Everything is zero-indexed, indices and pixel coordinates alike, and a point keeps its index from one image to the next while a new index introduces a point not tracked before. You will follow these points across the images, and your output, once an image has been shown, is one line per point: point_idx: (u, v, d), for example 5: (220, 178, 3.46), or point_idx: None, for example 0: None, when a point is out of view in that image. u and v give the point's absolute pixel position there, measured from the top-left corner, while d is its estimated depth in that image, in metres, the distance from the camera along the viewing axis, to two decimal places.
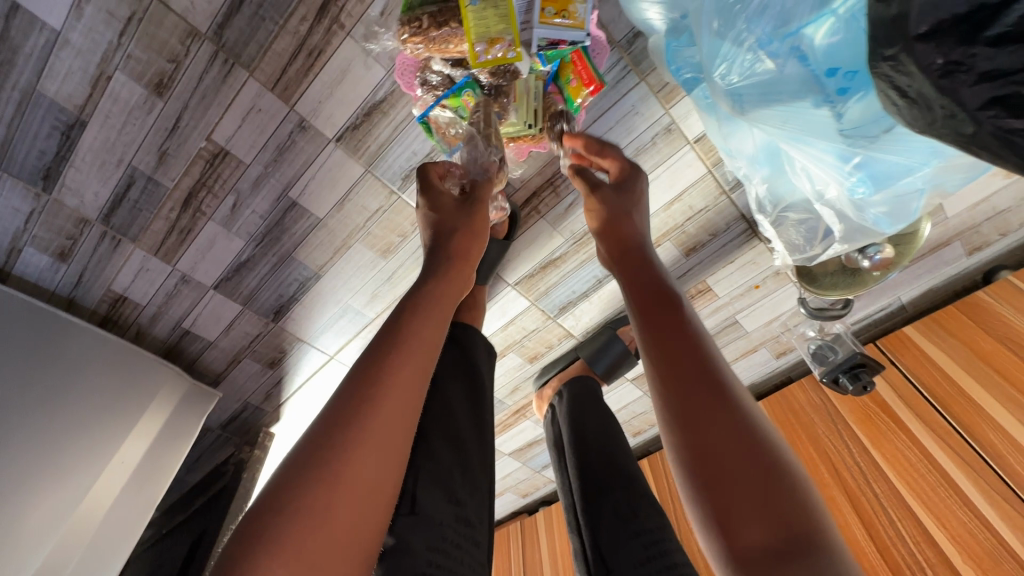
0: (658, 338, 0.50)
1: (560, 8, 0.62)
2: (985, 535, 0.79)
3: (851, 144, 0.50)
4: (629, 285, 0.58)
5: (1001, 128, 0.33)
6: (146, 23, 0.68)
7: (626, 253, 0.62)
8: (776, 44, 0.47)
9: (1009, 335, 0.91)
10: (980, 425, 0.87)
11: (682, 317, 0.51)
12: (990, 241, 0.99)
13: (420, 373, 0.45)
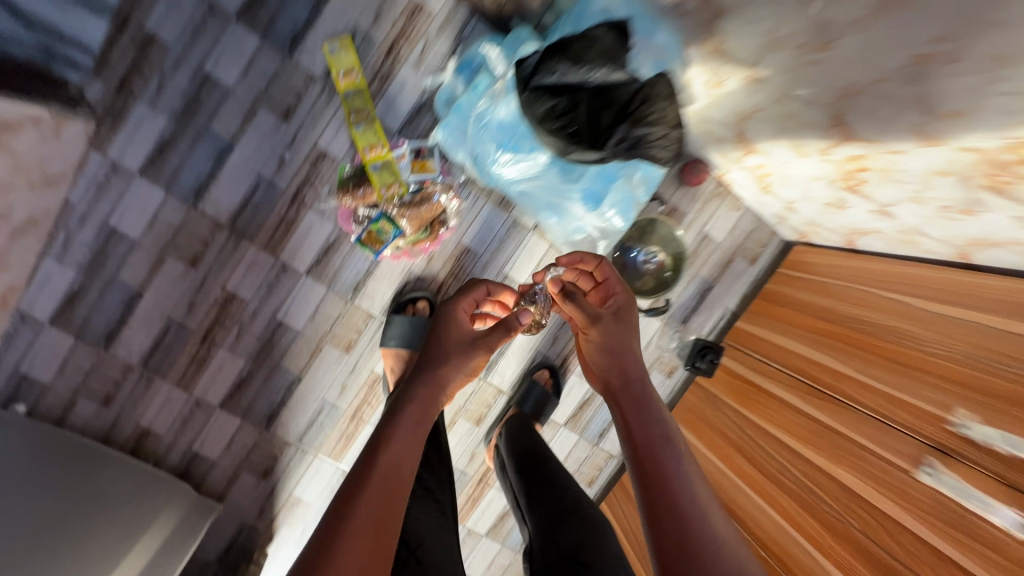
0: (659, 462, 0.81)
1: (422, 165, 1.16)
2: (811, 423, 1.06)
3: (568, 183, 1.02)
4: (630, 420, 0.89)
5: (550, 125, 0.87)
6: (190, 225, 1.17)
7: (639, 400, 0.91)
8: (507, 149, 1.00)
9: (791, 302, 1.30)
10: (788, 356, 1.20)
11: (678, 467, 0.81)
12: (760, 252, 1.45)
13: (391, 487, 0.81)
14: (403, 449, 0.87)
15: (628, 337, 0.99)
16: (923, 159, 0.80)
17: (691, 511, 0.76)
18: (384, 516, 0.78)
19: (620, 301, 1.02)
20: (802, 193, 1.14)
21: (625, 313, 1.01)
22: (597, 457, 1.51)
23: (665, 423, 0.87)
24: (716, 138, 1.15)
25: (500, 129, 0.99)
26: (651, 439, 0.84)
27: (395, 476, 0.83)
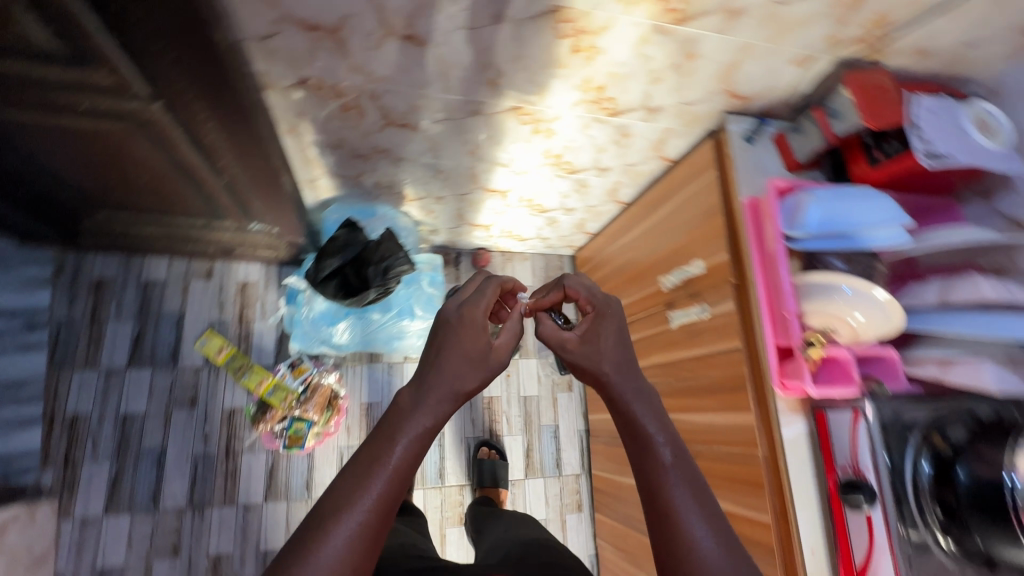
0: (649, 460, 0.64)
1: (299, 371, 1.56)
2: (666, 335, 1.30)
3: (385, 318, 1.48)
4: (626, 427, 0.68)
5: (340, 294, 1.37)
6: (159, 524, 1.44)
7: (625, 416, 0.68)
8: (335, 324, 1.46)
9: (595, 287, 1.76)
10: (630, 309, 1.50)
11: (672, 502, 0.61)
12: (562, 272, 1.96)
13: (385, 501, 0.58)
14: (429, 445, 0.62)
15: (615, 342, 0.74)
16: (537, 178, 1.36)
17: (676, 499, 0.61)
18: (370, 553, 0.55)
19: (596, 317, 0.77)
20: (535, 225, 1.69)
21: (607, 313, 0.77)
22: (569, 482, 1.78)
23: (655, 417, 0.67)
24: (468, 230, 1.72)
25: (322, 317, 1.46)
26: (635, 429, 0.66)
27: (392, 507, 0.58)
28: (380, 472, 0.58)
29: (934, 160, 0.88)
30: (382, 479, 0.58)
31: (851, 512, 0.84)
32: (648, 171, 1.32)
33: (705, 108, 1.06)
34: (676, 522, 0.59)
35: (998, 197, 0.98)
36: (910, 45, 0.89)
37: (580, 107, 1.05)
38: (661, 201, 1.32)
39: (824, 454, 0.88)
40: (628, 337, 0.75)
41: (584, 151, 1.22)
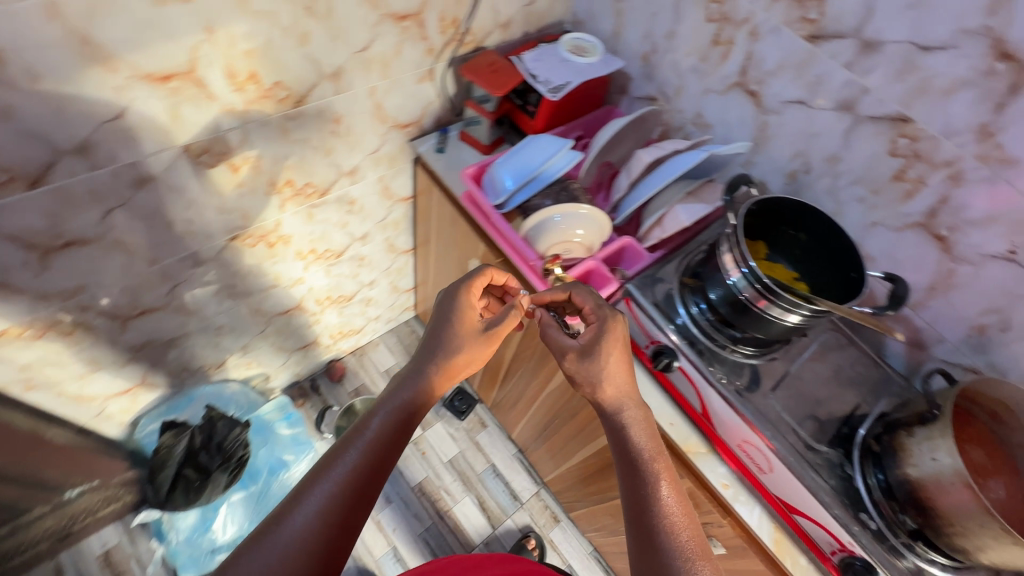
0: (643, 479, 0.73)
1: None
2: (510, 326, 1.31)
3: (260, 484, 1.39)
4: (623, 451, 0.77)
5: (190, 501, 1.32)
6: None
7: (634, 464, 0.75)
8: (210, 523, 1.34)
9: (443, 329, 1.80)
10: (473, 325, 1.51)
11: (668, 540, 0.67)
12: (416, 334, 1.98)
13: (369, 477, 0.69)
14: (398, 426, 0.74)
15: (616, 366, 0.82)
16: (317, 276, 1.41)
17: (655, 517, 0.69)
18: (336, 520, 0.65)
19: (595, 334, 0.83)
20: (357, 312, 1.72)
21: (606, 341, 0.82)
22: (534, 504, 1.77)
23: (644, 442, 0.77)
24: (302, 356, 1.70)
25: (194, 529, 1.33)
26: (632, 455, 0.76)
27: (353, 490, 0.67)
28: (353, 447, 0.71)
29: (558, 90, 1.07)
30: (355, 449, 0.70)
31: (672, 374, 0.94)
32: (402, 215, 1.42)
33: (392, 147, 1.19)
34: (661, 544, 0.67)
35: (629, 88, 1.20)
36: (489, 25, 1.09)
37: (289, 206, 1.12)
38: (427, 231, 1.43)
39: (633, 343, 0.98)
40: (622, 377, 0.81)
41: (332, 233, 1.29)
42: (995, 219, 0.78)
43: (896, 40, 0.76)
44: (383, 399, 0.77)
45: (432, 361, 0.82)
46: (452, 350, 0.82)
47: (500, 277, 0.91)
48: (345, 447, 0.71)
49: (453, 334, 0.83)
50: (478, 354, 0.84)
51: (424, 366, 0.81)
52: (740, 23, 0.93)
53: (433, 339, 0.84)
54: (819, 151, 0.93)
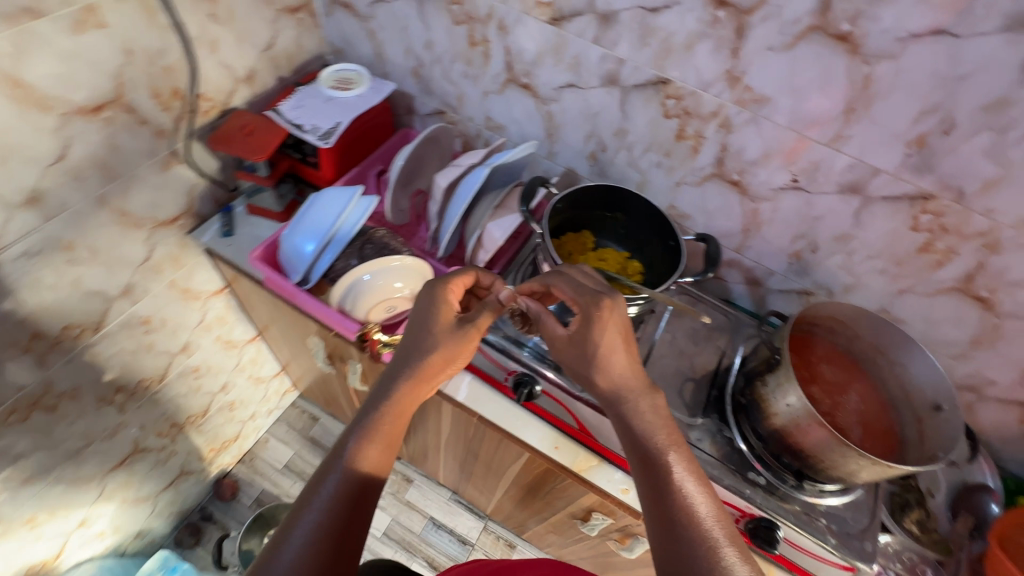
0: (654, 462, 0.61)
1: None
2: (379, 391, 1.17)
3: None
4: (636, 435, 0.64)
5: None
6: None
7: (642, 447, 0.63)
8: None
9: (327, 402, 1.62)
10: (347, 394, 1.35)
11: (690, 518, 0.56)
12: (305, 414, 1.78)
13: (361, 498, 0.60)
14: (381, 441, 0.64)
15: (615, 354, 0.68)
16: (144, 410, 1.19)
17: (675, 510, 0.57)
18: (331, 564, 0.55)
19: (585, 322, 0.70)
20: (224, 422, 1.51)
21: (599, 325, 0.68)
22: (486, 540, 1.68)
23: (655, 429, 0.64)
24: (173, 493, 1.45)
25: None
26: (639, 436, 0.64)
27: (347, 518, 0.58)
28: (331, 476, 0.60)
29: (327, 135, 0.96)
30: (331, 482, 0.60)
31: (540, 398, 0.88)
32: (224, 307, 1.24)
33: (169, 246, 1.01)
34: (688, 546, 0.54)
35: (415, 107, 1.10)
36: (226, 83, 0.94)
37: (54, 358, 0.92)
38: (260, 315, 1.26)
39: (493, 381, 0.90)
40: (625, 354, 0.68)
41: (137, 361, 1.09)
42: (771, 155, 0.78)
43: (626, 8, 0.73)
44: (357, 417, 0.66)
45: (416, 373, 0.70)
46: (452, 353, 0.71)
47: (487, 278, 0.79)
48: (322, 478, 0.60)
49: (438, 340, 0.71)
50: (461, 349, 0.73)
51: (411, 383, 0.69)
52: (485, 20, 0.87)
53: (421, 347, 0.71)
54: (606, 127, 0.90)
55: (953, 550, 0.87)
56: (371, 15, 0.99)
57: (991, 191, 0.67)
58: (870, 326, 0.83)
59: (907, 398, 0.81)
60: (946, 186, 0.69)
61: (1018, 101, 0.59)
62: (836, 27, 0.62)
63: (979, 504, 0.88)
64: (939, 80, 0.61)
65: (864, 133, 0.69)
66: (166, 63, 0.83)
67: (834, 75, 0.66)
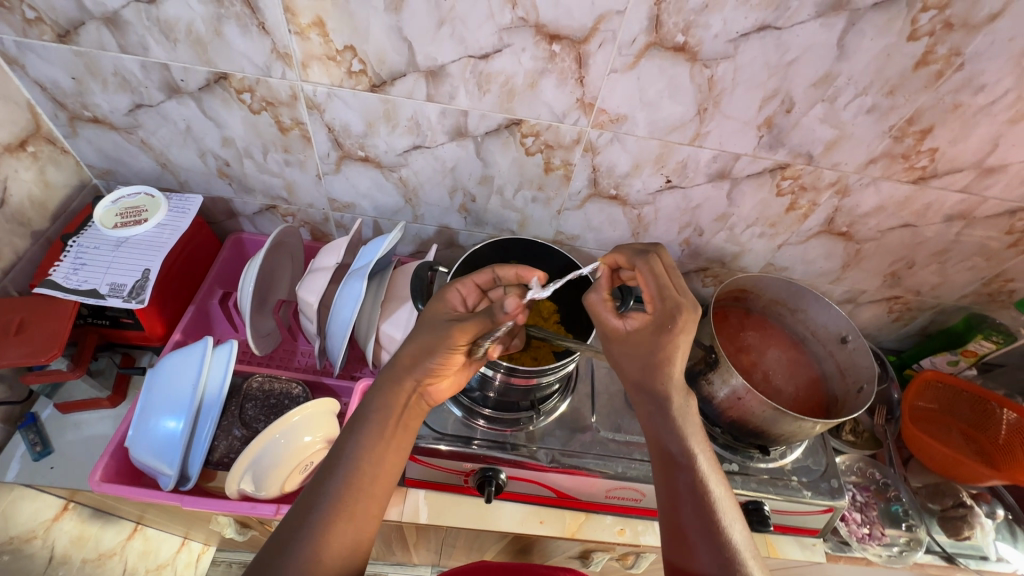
0: (681, 464, 0.56)
1: None
2: None
3: None
4: (665, 428, 0.58)
5: None
6: None
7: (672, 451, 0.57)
8: None
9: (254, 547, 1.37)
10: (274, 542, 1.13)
11: (712, 524, 0.52)
12: None
13: (362, 523, 0.55)
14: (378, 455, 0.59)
15: (675, 364, 0.59)
16: None
17: (691, 519, 0.53)
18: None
19: (651, 325, 0.60)
20: None
21: (664, 339, 0.58)
22: None
23: (688, 433, 0.58)
24: None
25: None
26: (668, 433, 0.58)
27: (350, 543, 0.54)
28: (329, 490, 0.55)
29: (136, 295, 0.74)
30: (326, 500, 0.55)
31: (509, 484, 0.81)
32: (77, 524, 0.96)
33: None
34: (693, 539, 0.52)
35: (236, 209, 0.91)
36: None
37: None
38: (130, 513, 0.98)
39: (452, 487, 0.81)
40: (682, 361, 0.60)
41: None
42: (641, 164, 0.77)
43: (454, 60, 0.65)
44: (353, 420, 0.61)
45: (402, 369, 0.64)
46: (438, 348, 0.63)
47: (507, 272, 0.69)
48: (316, 494, 0.55)
49: (433, 334, 0.63)
50: (439, 340, 0.62)
51: (395, 386, 0.63)
52: (291, 102, 0.72)
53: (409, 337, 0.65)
54: (468, 178, 0.82)
55: (881, 440, 0.99)
56: (134, 124, 0.77)
57: (832, 150, 0.72)
58: (768, 285, 0.88)
59: (813, 335, 0.90)
60: (796, 155, 0.73)
61: (840, 72, 0.63)
62: (672, 39, 0.61)
63: (885, 394, 1.02)
64: (773, 69, 0.63)
65: (720, 127, 0.70)
66: None
67: (681, 83, 0.65)
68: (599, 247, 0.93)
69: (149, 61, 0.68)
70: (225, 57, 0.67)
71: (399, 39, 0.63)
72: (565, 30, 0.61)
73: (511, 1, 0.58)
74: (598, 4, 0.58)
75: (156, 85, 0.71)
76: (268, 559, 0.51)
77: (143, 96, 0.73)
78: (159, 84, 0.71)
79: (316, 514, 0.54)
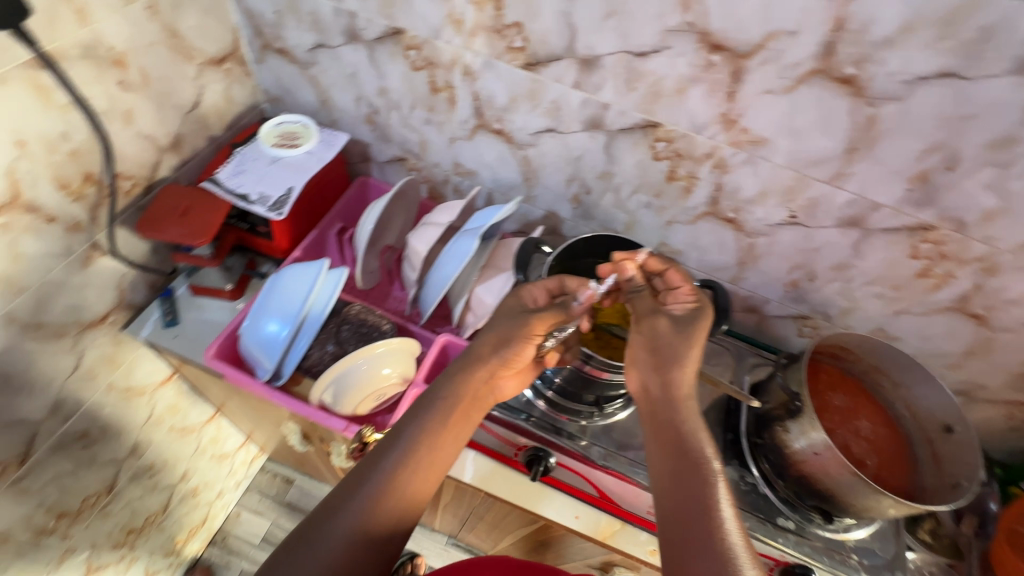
0: (681, 451, 0.56)
1: None
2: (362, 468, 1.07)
3: None
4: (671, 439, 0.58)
5: None
6: None
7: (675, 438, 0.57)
8: None
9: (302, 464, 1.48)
10: (325, 464, 1.22)
11: (709, 508, 0.50)
12: (276, 477, 1.62)
13: (417, 494, 0.59)
14: (437, 434, 0.63)
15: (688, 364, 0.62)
16: (93, 527, 1.03)
17: (691, 504, 0.51)
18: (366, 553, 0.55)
19: (685, 314, 0.66)
20: (189, 510, 1.34)
21: (693, 328, 0.64)
22: None
23: (693, 426, 0.58)
24: None
25: None
26: (674, 425, 0.59)
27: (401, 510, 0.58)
28: (387, 457, 0.60)
29: (279, 207, 0.84)
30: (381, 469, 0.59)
31: (556, 471, 0.82)
32: (175, 395, 1.09)
33: (100, 348, 0.86)
34: (688, 523, 0.50)
35: (372, 155, 1.00)
36: (149, 154, 0.80)
37: None
38: (218, 397, 1.11)
39: (501, 458, 0.83)
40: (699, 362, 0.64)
41: (78, 479, 0.93)
42: (768, 193, 0.75)
43: (610, 52, 0.67)
44: (423, 398, 0.65)
45: (481, 358, 0.69)
46: (515, 339, 0.69)
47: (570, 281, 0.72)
48: (373, 462, 0.59)
49: (514, 324, 0.69)
50: (520, 335, 0.69)
51: (466, 373, 0.67)
52: (448, 65, 0.78)
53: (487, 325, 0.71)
54: (589, 170, 0.84)
55: (964, 552, 0.89)
56: (311, 61, 0.87)
57: (990, 222, 0.66)
58: (875, 352, 0.82)
59: (914, 418, 0.83)
60: (946, 218, 0.68)
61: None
62: (840, 70, 0.59)
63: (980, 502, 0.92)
64: (945, 120, 0.59)
65: (866, 171, 0.67)
66: (71, 147, 0.68)
67: (836, 117, 0.63)
68: (700, 268, 0.92)
69: (341, 7, 0.77)
70: (406, 14, 0.74)
71: (565, 25, 0.66)
72: (730, 42, 0.61)
73: (684, 5, 0.59)
74: (772, 21, 0.57)
75: (340, 29, 0.80)
76: (324, 512, 0.56)
77: (326, 38, 0.82)
78: (343, 29, 0.80)
79: (370, 481, 0.58)
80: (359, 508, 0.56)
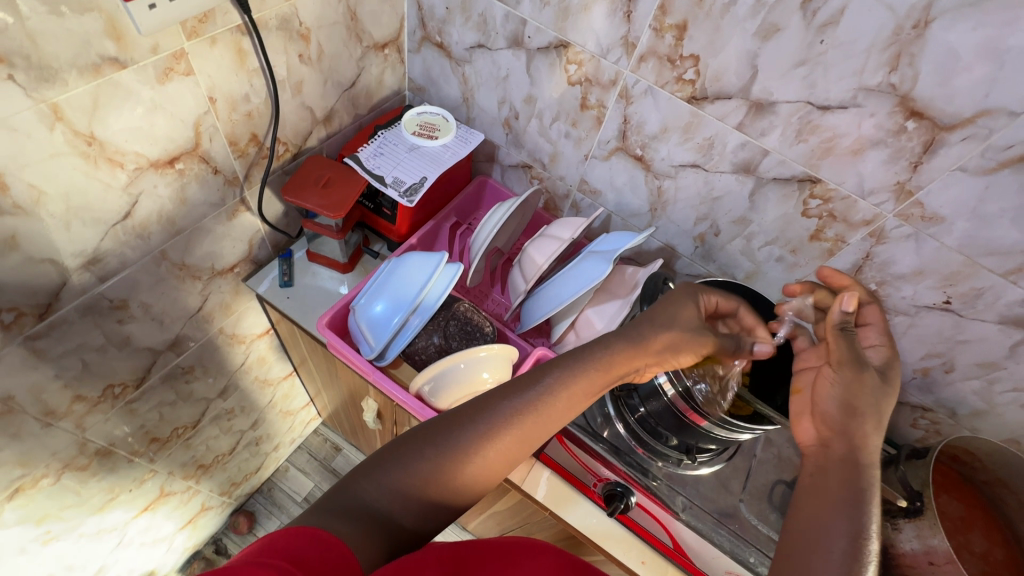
0: (836, 510, 0.51)
1: None
2: None
3: None
4: (823, 495, 0.53)
5: None
6: None
7: (834, 496, 0.52)
8: None
9: (359, 438, 1.53)
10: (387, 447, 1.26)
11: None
12: (327, 442, 1.68)
13: (527, 441, 0.61)
14: (570, 394, 0.63)
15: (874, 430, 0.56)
16: (174, 456, 1.09)
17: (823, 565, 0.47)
18: (468, 467, 0.58)
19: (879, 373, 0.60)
20: (250, 456, 1.40)
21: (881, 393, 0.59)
22: None
23: (863, 487, 0.52)
24: (191, 529, 1.37)
25: None
26: (838, 484, 0.53)
27: (513, 444, 0.60)
28: (520, 396, 0.61)
29: (411, 194, 0.85)
30: (512, 403, 0.61)
31: (633, 511, 0.80)
32: (266, 348, 1.15)
33: (221, 294, 0.92)
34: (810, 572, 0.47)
35: (498, 157, 1.01)
36: (305, 124, 0.84)
37: (92, 419, 0.82)
38: (304, 359, 1.16)
39: (577, 483, 0.81)
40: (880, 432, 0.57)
41: (174, 410, 0.99)
42: (925, 273, 0.70)
43: (789, 100, 0.64)
44: (567, 359, 0.65)
45: (647, 348, 0.65)
46: (684, 348, 0.65)
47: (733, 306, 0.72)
48: (507, 393, 0.61)
49: (689, 335, 0.65)
50: (691, 345, 0.65)
51: (628, 354, 0.65)
52: (607, 85, 0.77)
53: (665, 324, 0.65)
54: (725, 213, 0.81)
55: None
56: (466, 59, 0.89)
57: None
58: (1007, 467, 0.77)
59: None
60: None
61: None
62: None
63: None
64: None
65: None
66: (248, 109, 0.73)
67: None
68: None
69: (513, 13, 0.78)
70: (578, 30, 0.74)
71: (747, 64, 0.64)
72: (933, 112, 0.57)
73: (892, 65, 0.56)
74: (993, 98, 0.53)
75: (506, 34, 0.81)
76: (447, 422, 0.59)
77: (489, 40, 0.84)
78: (508, 34, 0.81)
79: (499, 410, 0.60)
80: (481, 429, 0.59)
